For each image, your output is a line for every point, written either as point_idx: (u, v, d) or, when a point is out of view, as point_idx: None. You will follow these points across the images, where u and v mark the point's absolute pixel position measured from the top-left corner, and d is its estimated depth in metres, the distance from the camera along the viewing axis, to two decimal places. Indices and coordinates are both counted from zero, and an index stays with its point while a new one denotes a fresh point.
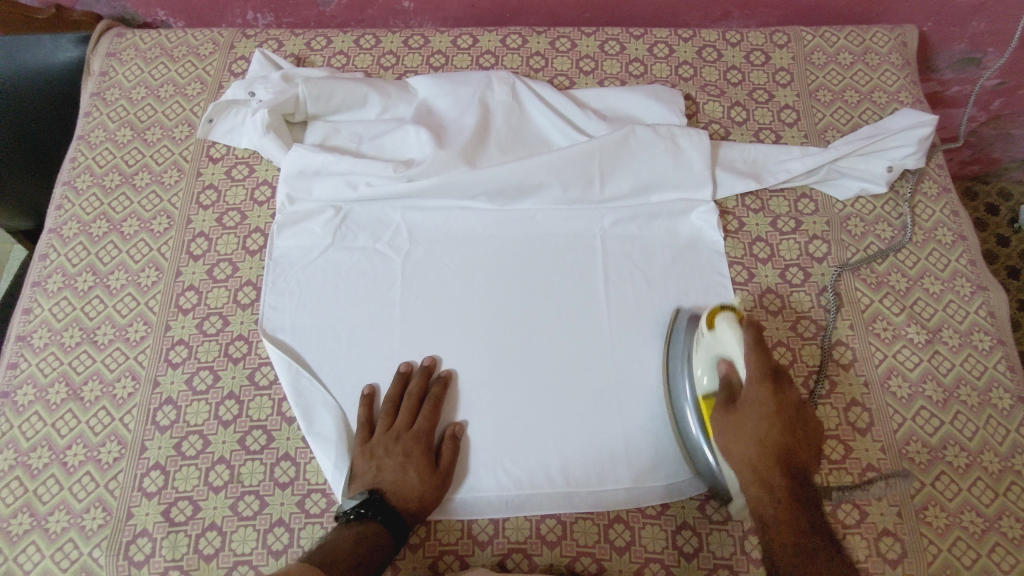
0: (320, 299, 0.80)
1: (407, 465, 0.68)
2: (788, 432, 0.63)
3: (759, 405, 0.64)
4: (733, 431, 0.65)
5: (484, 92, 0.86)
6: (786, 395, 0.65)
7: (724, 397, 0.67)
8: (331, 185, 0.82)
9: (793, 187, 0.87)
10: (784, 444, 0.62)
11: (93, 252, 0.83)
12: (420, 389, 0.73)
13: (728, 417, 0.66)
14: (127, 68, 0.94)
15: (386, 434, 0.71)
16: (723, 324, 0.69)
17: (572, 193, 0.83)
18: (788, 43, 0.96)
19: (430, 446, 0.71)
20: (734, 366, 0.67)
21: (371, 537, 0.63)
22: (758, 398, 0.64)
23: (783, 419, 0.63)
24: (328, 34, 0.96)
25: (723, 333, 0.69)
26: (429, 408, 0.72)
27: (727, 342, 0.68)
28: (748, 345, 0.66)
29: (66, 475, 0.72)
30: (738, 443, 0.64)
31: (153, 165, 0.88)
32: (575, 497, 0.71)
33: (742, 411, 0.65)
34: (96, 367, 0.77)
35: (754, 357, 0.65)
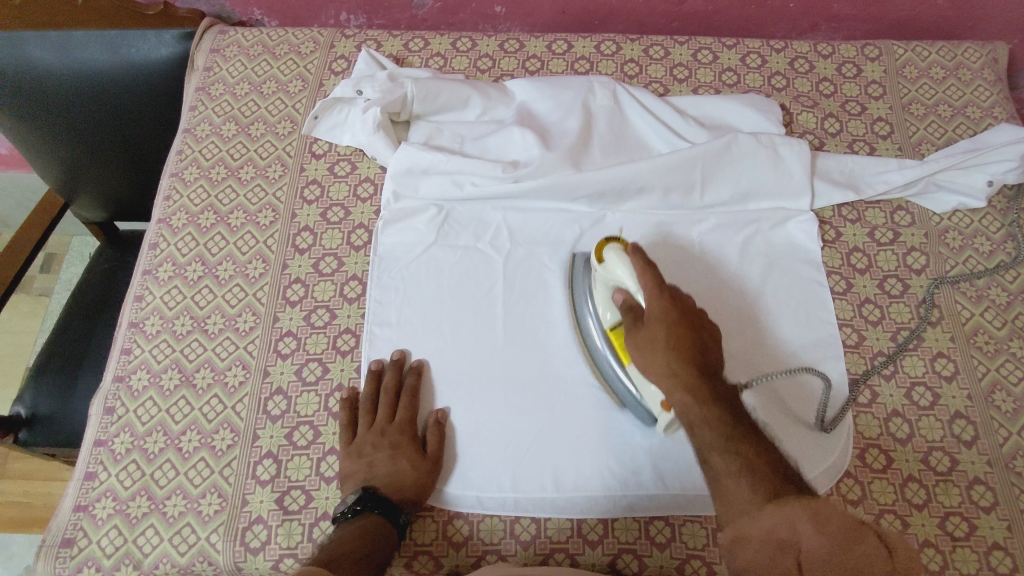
0: (425, 295, 0.81)
1: (397, 456, 0.70)
2: (698, 356, 0.63)
3: (662, 318, 0.64)
4: (643, 343, 0.64)
5: (586, 96, 0.87)
6: (684, 302, 0.66)
7: (630, 315, 0.67)
8: (436, 184, 0.84)
9: (889, 200, 0.87)
10: (693, 347, 0.63)
11: (202, 243, 0.85)
12: (394, 381, 0.75)
13: (636, 335, 0.65)
14: (230, 64, 0.96)
15: (370, 431, 0.72)
16: (612, 253, 0.70)
17: (672, 198, 0.84)
18: (881, 56, 0.97)
19: (415, 434, 0.72)
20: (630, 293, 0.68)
21: (373, 529, 0.64)
22: (660, 312, 0.65)
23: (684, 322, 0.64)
24: (425, 36, 0.97)
25: (612, 262, 0.70)
26: (408, 399, 0.74)
27: (616, 269, 0.69)
28: (636, 268, 0.67)
29: (182, 460, 0.73)
30: (648, 352, 0.64)
31: (258, 159, 0.89)
32: (684, 499, 0.70)
33: (649, 325, 0.65)
34: (208, 355, 0.78)
35: (648, 278, 0.66)
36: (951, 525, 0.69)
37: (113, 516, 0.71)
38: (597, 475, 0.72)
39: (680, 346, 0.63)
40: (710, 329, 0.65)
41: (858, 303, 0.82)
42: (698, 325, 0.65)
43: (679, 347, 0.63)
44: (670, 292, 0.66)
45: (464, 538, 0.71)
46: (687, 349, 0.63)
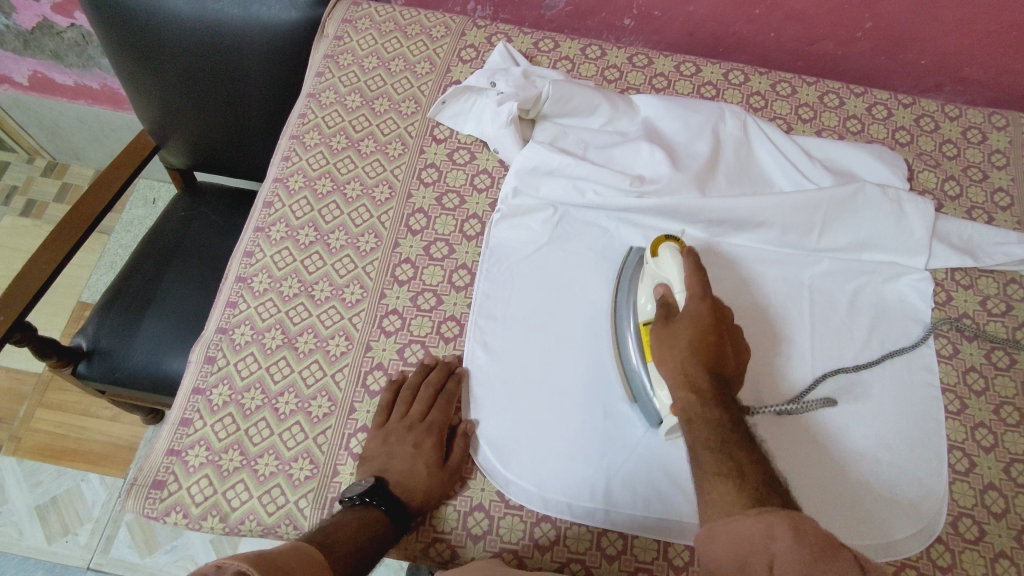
0: (531, 295, 0.80)
1: (417, 456, 0.69)
2: (718, 340, 0.67)
3: (693, 320, 0.68)
4: (666, 339, 0.68)
5: (717, 122, 0.87)
6: (721, 311, 0.69)
7: (662, 313, 0.70)
8: (559, 187, 0.84)
9: (1003, 272, 0.87)
10: (714, 354, 0.66)
11: (317, 209, 0.85)
12: (437, 380, 0.74)
13: (662, 328, 0.69)
14: (362, 37, 0.97)
15: (401, 422, 0.71)
16: (666, 251, 0.74)
17: (790, 237, 0.84)
18: (1006, 127, 0.96)
19: (441, 440, 0.71)
20: (670, 291, 0.71)
21: (374, 524, 0.62)
22: (697, 312, 0.68)
23: (712, 334, 0.67)
24: (556, 39, 0.98)
25: (665, 258, 0.73)
26: (444, 404, 0.73)
27: (667, 266, 0.72)
28: (688, 267, 0.71)
29: (278, 421, 0.73)
30: (668, 350, 0.68)
31: (379, 134, 0.90)
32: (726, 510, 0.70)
33: (678, 322, 0.69)
34: (312, 321, 0.78)
35: (693, 278, 0.70)
36: None
37: (205, 466, 0.71)
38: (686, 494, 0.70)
39: (700, 347, 0.66)
40: (737, 346, 0.68)
41: (963, 369, 0.81)
42: (724, 332, 0.68)
43: (698, 342, 0.66)
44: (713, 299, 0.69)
45: (550, 541, 0.70)
46: (705, 352, 0.66)
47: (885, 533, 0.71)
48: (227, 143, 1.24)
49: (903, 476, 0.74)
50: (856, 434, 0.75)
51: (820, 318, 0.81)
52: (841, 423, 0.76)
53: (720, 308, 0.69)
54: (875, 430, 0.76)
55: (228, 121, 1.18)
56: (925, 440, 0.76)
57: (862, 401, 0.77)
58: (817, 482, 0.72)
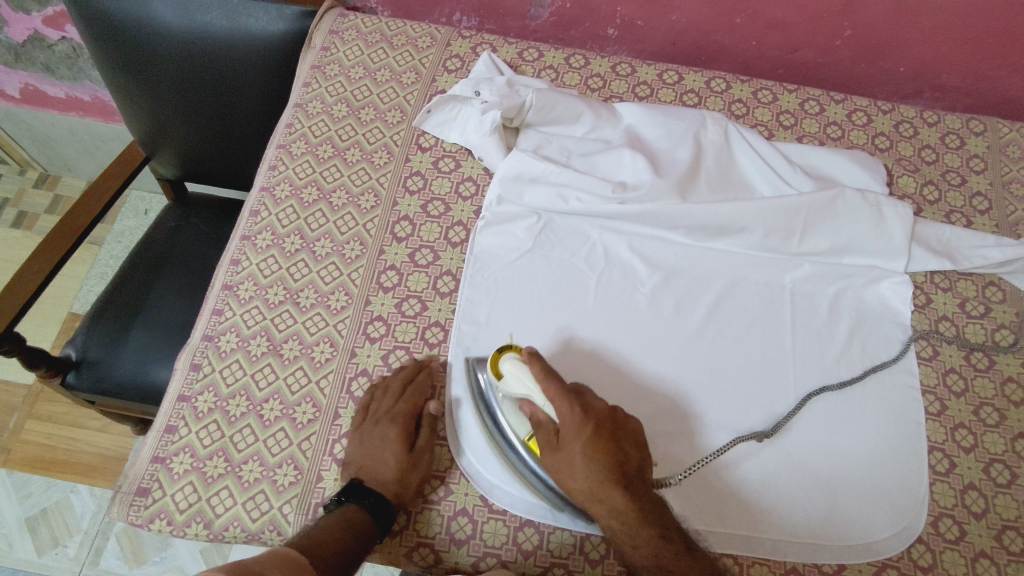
0: (515, 301, 0.81)
1: (386, 447, 0.70)
2: (610, 447, 0.63)
3: (573, 430, 0.63)
4: (561, 464, 0.64)
5: (698, 129, 0.89)
6: (594, 409, 0.65)
7: (543, 434, 0.65)
8: (542, 194, 0.85)
9: (981, 275, 0.88)
10: (611, 456, 0.63)
11: (303, 217, 0.86)
12: (404, 373, 0.75)
13: (552, 451, 0.65)
14: (348, 47, 0.98)
15: (372, 418, 0.73)
16: (508, 366, 0.68)
17: (771, 242, 0.85)
18: (984, 132, 0.97)
19: (410, 429, 0.72)
20: (535, 405, 0.66)
21: (352, 522, 0.64)
22: (574, 424, 0.64)
23: (601, 441, 0.63)
24: (540, 48, 1.00)
25: (511, 375, 0.67)
26: (412, 395, 0.74)
27: (515, 384, 0.67)
28: (540, 381, 0.65)
29: (263, 427, 0.73)
30: (568, 474, 0.64)
31: (365, 143, 0.91)
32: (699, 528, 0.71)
33: (566, 444, 0.64)
34: (297, 328, 0.79)
35: (548, 386, 0.65)
36: None
37: (189, 473, 0.71)
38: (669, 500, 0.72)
39: (596, 463, 0.63)
40: (625, 433, 0.66)
41: (942, 370, 0.82)
42: (608, 433, 0.64)
43: (592, 458, 0.63)
44: (577, 403, 0.65)
45: (533, 546, 0.70)
46: (605, 467, 0.63)
47: (864, 533, 0.71)
48: (217, 154, 1.25)
49: (881, 478, 0.74)
50: (834, 436, 0.76)
51: (800, 322, 0.82)
52: (816, 429, 0.76)
53: (590, 407, 0.65)
54: (851, 433, 0.76)
55: (217, 131, 1.19)
56: (890, 437, 0.76)
57: (838, 401, 0.78)
58: (775, 486, 0.73)
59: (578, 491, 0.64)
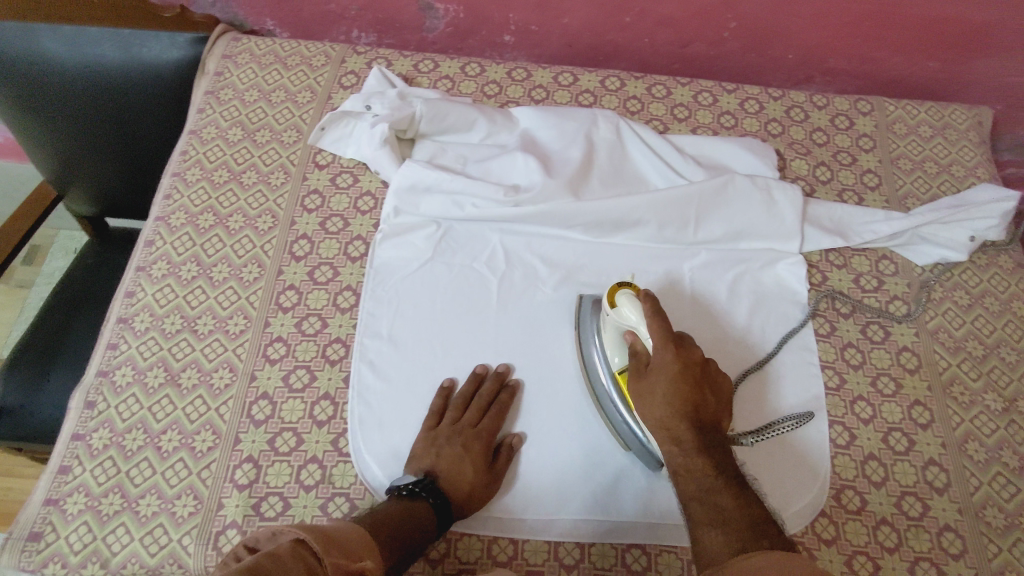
0: (417, 310, 0.81)
1: (465, 458, 0.71)
2: (697, 387, 0.67)
3: (664, 369, 0.67)
4: (643, 392, 0.68)
5: (589, 128, 0.90)
6: (690, 353, 0.68)
7: (635, 365, 0.70)
8: (438, 202, 0.85)
9: (874, 249, 0.90)
10: (691, 401, 0.66)
11: (199, 243, 0.85)
12: (491, 393, 0.76)
13: (638, 384, 0.69)
14: (242, 70, 0.98)
15: (452, 425, 0.73)
16: (624, 299, 0.72)
17: (667, 232, 0.86)
18: (871, 112, 1.00)
19: (488, 447, 0.73)
20: (637, 339, 0.71)
21: (419, 517, 0.65)
22: (665, 361, 0.68)
23: (688, 377, 0.67)
24: (435, 59, 1.01)
25: (626, 308, 0.71)
26: (496, 414, 0.74)
27: (628, 314, 0.71)
28: (648, 316, 0.70)
29: (161, 459, 0.72)
30: (648, 403, 0.68)
31: (261, 165, 0.91)
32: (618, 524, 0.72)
33: (653, 377, 0.68)
34: (195, 355, 0.78)
35: (655, 324, 0.69)
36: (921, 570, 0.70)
37: (84, 513, 0.69)
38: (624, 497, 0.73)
39: (678, 400, 0.66)
40: (716, 384, 0.69)
41: (840, 346, 0.83)
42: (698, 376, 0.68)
43: (676, 392, 0.66)
44: (676, 343, 0.69)
45: (440, 555, 0.69)
46: (683, 402, 0.66)
47: (787, 503, 0.73)
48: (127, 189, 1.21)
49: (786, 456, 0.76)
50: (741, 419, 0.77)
51: (701, 308, 0.83)
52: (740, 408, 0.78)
53: (687, 350, 0.69)
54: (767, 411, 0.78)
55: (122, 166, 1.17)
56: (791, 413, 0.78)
57: (747, 383, 0.79)
58: None
59: (652, 421, 0.67)
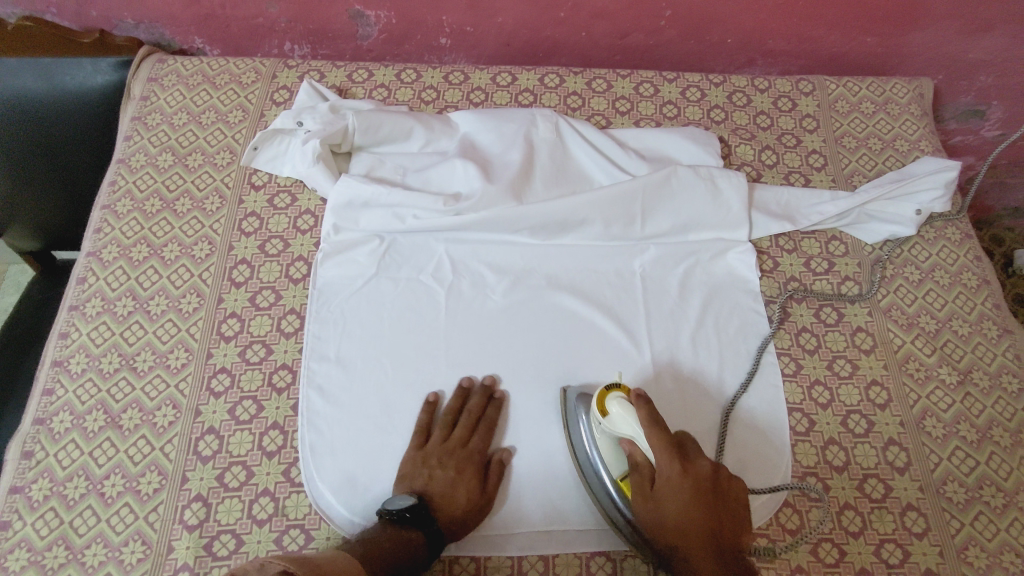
0: (363, 328, 0.79)
1: (458, 481, 0.68)
2: (706, 507, 0.62)
3: (671, 487, 0.63)
4: (651, 518, 0.63)
5: (528, 128, 0.89)
6: (696, 468, 0.63)
7: (638, 478, 0.65)
8: (378, 216, 0.83)
9: (823, 230, 0.90)
10: (704, 516, 0.61)
11: (134, 277, 0.82)
12: (478, 408, 0.74)
13: (645, 504, 0.64)
14: (169, 93, 0.95)
15: (442, 445, 0.71)
16: (614, 405, 0.67)
17: (614, 230, 0.85)
18: (813, 91, 1.00)
19: (480, 468, 0.71)
20: (635, 446, 0.66)
21: (411, 547, 0.62)
22: (671, 475, 0.63)
23: (696, 496, 0.62)
24: (370, 68, 0.98)
25: (617, 415, 0.66)
26: (484, 432, 0.73)
27: (620, 421, 0.66)
28: (644, 426, 0.65)
29: (105, 506, 0.70)
30: (656, 522, 0.63)
31: (195, 191, 0.88)
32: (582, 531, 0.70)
33: (658, 493, 0.63)
34: (136, 395, 0.75)
35: (654, 435, 0.64)
36: (887, 553, 0.70)
37: (27, 569, 0.67)
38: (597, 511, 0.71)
39: (690, 516, 0.61)
40: (730, 491, 0.63)
41: (795, 331, 0.83)
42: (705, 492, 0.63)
43: (685, 508, 0.62)
44: (678, 455, 0.64)
45: None
46: (692, 517, 0.61)
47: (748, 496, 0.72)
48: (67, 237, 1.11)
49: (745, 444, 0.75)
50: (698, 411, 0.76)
51: (654, 303, 0.82)
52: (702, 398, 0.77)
53: (693, 465, 0.64)
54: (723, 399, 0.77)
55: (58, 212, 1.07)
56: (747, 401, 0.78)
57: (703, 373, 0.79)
58: None
59: (665, 539, 0.62)
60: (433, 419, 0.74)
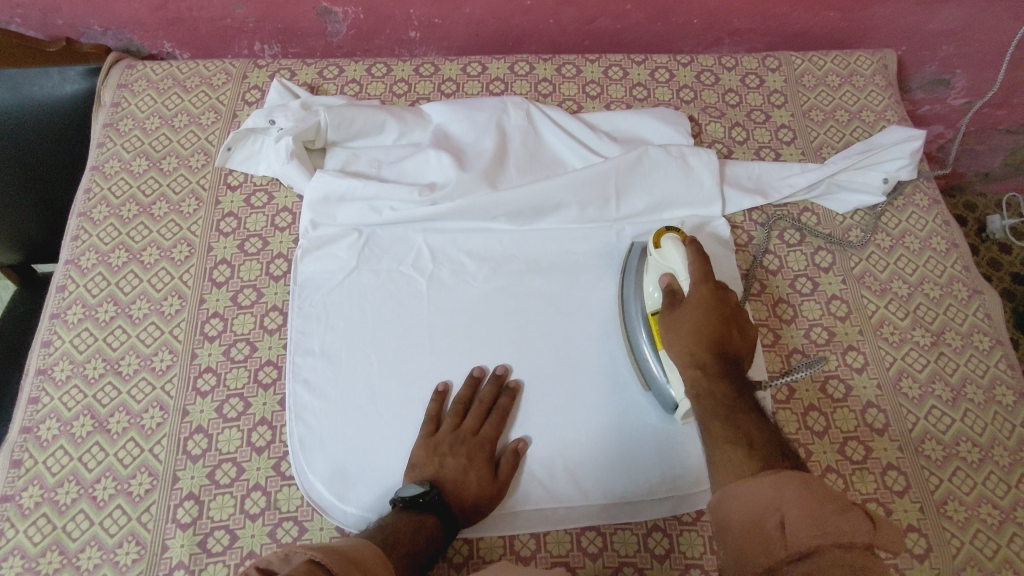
0: (346, 321, 0.80)
1: (469, 468, 0.69)
2: (723, 322, 0.66)
3: (697, 303, 0.68)
4: (670, 328, 0.68)
5: (500, 116, 0.90)
6: (724, 295, 0.68)
7: (670, 300, 0.70)
8: (355, 210, 0.84)
9: (795, 202, 0.92)
10: (717, 334, 0.66)
11: (114, 282, 0.82)
12: (490, 397, 0.74)
13: (670, 316, 0.69)
14: (140, 98, 0.95)
15: (452, 433, 0.72)
16: (668, 241, 0.74)
17: (589, 212, 0.86)
18: (779, 67, 1.01)
19: (491, 455, 0.71)
20: (676, 280, 0.71)
21: (427, 532, 0.63)
22: (698, 296, 0.68)
23: (717, 315, 0.67)
24: (340, 64, 0.99)
25: (667, 250, 0.73)
26: (497, 420, 0.73)
27: (671, 255, 0.73)
28: (691, 258, 0.71)
29: (96, 510, 0.70)
30: (673, 339, 0.67)
31: (171, 194, 0.88)
32: (573, 510, 0.71)
33: (682, 311, 0.68)
34: (122, 398, 0.76)
35: (697, 266, 0.70)
36: (869, 512, 0.72)
37: None
38: (586, 491, 0.72)
39: (704, 332, 0.66)
40: (743, 328, 0.68)
41: (772, 302, 0.84)
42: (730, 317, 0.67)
43: (703, 327, 0.66)
44: (715, 285, 0.69)
45: None
46: (708, 333, 0.66)
47: None
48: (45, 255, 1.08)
49: None
50: None
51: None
52: None
53: (722, 292, 0.69)
54: None
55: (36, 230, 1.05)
56: None
57: None
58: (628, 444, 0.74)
59: (676, 354, 0.67)
60: (444, 408, 0.75)
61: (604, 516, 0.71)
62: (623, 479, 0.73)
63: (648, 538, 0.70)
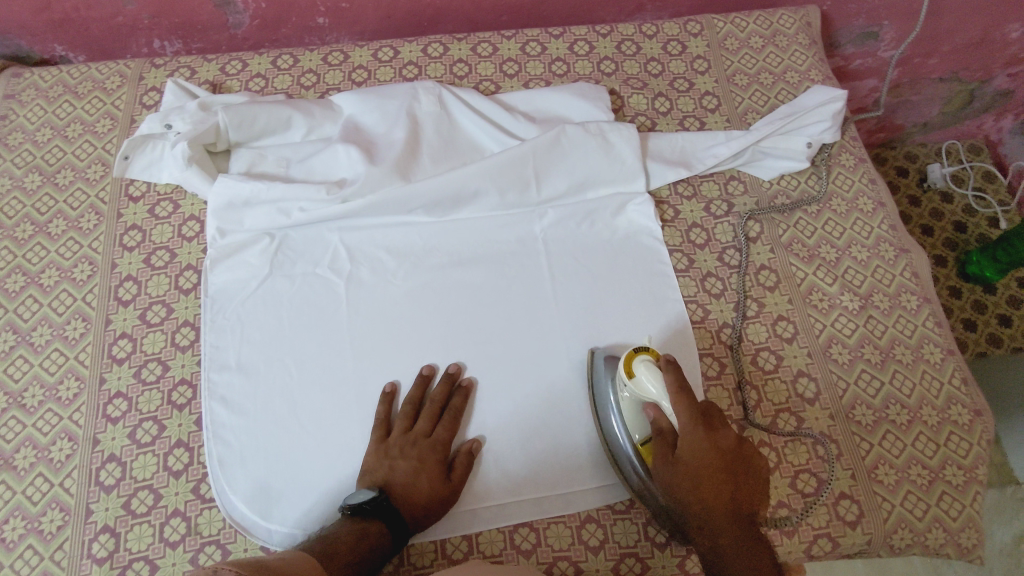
0: (261, 331, 0.77)
1: (420, 471, 0.66)
2: (728, 475, 0.60)
3: (695, 459, 0.60)
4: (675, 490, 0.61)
5: (411, 104, 0.86)
6: (722, 437, 0.61)
7: (660, 440, 0.63)
8: (263, 213, 0.80)
9: (722, 171, 0.90)
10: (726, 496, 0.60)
11: (11, 309, 0.78)
12: (442, 397, 0.72)
13: (670, 471, 0.62)
14: (28, 109, 0.90)
15: (403, 435, 0.69)
16: (641, 367, 0.65)
17: (509, 197, 0.83)
18: (701, 31, 0.99)
19: (444, 457, 0.69)
20: (660, 411, 0.64)
21: (373, 538, 0.60)
22: (695, 450, 0.60)
23: (721, 465, 0.60)
24: (243, 58, 0.94)
25: (645, 379, 0.64)
26: (449, 421, 0.71)
27: (651, 388, 0.64)
28: (670, 390, 0.62)
29: (6, 552, 0.67)
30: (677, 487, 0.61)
31: (69, 210, 0.83)
32: (507, 507, 0.70)
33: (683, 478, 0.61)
34: (28, 432, 0.72)
35: (680, 403, 0.61)
36: (801, 483, 0.71)
37: None
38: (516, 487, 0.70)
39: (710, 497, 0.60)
40: (744, 456, 0.62)
41: (701, 277, 0.83)
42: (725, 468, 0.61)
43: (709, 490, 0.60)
44: (706, 425, 0.61)
45: None
46: (717, 498, 0.60)
47: None
48: None
49: None
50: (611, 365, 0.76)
51: (556, 266, 0.81)
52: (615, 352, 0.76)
53: (717, 434, 0.62)
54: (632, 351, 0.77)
55: None
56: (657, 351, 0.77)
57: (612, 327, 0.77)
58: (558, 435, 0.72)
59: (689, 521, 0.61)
60: (393, 409, 0.73)
61: (540, 512, 0.70)
62: (557, 470, 0.71)
63: (581, 531, 0.69)
